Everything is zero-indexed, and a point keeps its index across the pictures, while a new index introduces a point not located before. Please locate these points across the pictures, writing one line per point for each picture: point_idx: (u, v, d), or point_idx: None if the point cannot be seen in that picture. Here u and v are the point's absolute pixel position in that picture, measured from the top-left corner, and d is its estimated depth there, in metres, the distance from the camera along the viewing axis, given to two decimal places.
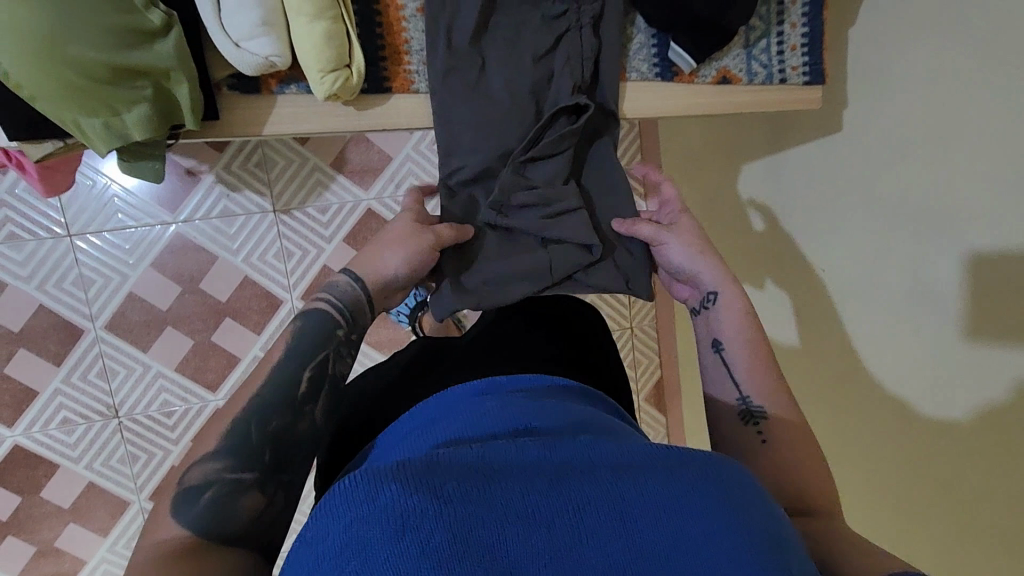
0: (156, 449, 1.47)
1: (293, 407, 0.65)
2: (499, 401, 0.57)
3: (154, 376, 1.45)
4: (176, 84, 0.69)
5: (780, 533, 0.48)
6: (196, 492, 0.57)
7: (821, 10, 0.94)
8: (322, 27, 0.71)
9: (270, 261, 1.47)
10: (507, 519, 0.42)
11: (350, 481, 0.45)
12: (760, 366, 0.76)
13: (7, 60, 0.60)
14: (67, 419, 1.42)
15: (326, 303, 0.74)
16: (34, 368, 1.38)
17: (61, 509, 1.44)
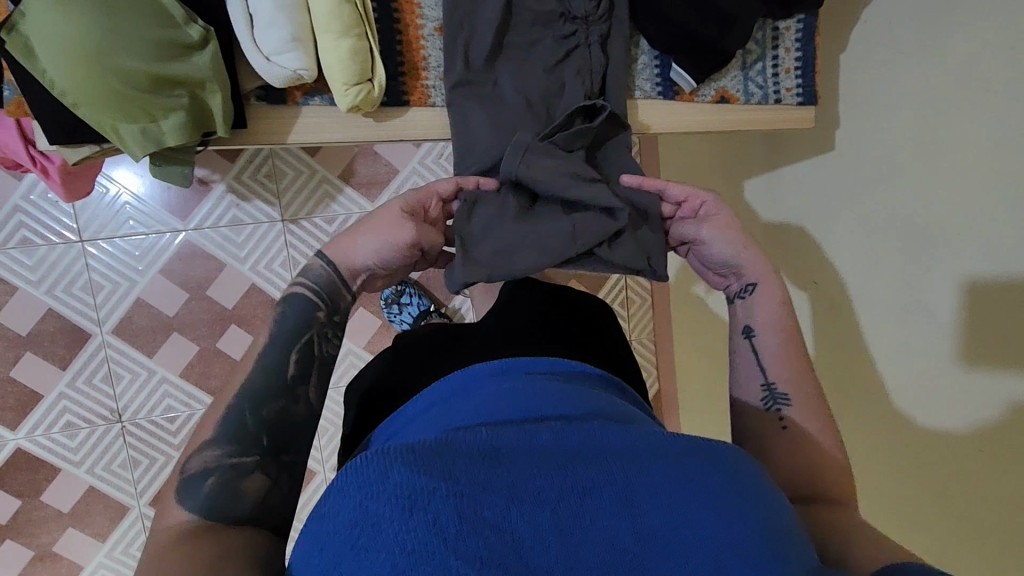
0: (157, 454, 1.48)
1: (284, 391, 0.67)
2: (512, 386, 0.59)
3: (158, 381, 1.46)
4: (211, 93, 0.72)
5: (775, 522, 0.50)
6: (198, 479, 0.60)
7: (814, 36, 0.99)
8: (347, 44, 0.75)
9: (277, 269, 1.49)
10: (514, 500, 0.45)
11: (362, 460, 0.47)
12: (790, 355, 0.77)
13: (56, 69, 0.64)
14: (71, 423, 1.43)
15: (303, 287, 0.73)
16: (40, 371, 1.40)
17: (61, 513, 1.45)
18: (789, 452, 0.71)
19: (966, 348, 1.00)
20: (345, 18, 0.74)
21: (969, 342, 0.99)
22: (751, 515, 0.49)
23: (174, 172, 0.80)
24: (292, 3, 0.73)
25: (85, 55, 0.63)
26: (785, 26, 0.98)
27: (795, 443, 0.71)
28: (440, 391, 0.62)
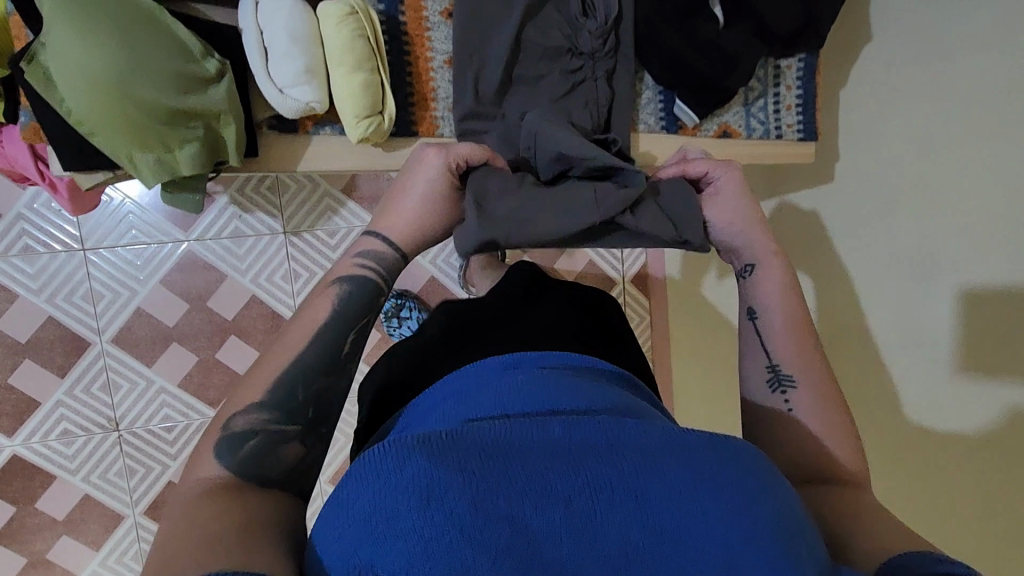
0: (153, 463, 1.48)
1: (337, 364, 0.67)
2: (525, 380, 0.62)
3: (157, 390, 1.47)
4: (226, 125, 0.74)
5: (789, 514, 0.51)
6: (242, 439, 0.61)
7: (813, 75, 1.02)
8: (361, 77, 0.77)
9: (277, 282, 1.51)
10: (528, 493, 0.47)
11: (379, 450, 0.49)
12: (793, 333, 0.79)
13: (74, 99, 0.65)
14: (68, 430, 1.43)
15: (364, 267, 0.72)
16: (38, 379, 1.40)
17: (55, 521, 1.44)
18: (798, 433, 0.73)
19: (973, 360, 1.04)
20: (359, 53, 0.76)
21: (969, 350, 1.06)
22: (766, 508, 0.50)
23: (186, 199, 0.82)
24: (307, 37, 0.75)
25: (106, 89, 0.65)
26: (787, 65, 1.01)
27: (801, 446, 0.72)
28: (455, 383, 0.65)
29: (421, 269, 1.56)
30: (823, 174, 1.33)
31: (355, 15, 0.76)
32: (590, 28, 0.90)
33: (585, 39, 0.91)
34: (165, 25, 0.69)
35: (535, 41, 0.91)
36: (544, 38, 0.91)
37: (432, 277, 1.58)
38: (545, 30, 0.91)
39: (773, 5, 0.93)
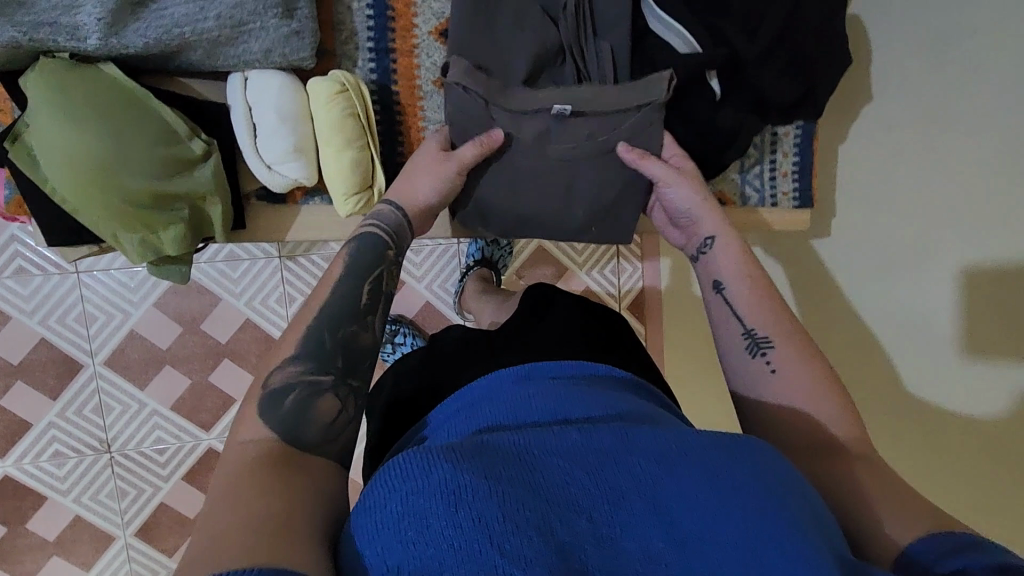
0: (145, 485, 1.48)
1: (358, 316, 0.70)
2: (537, 391, 0.65)
3: (149, 413, 1.46)
4: (211, 204, 0.77)
5: (798, 510, 0.53)
6: (281, 393, 0.63)
7: (811, 143, 1.00)
8: (349, 155, 0.78)
9: (271, 304, 1.49)
10: (551, 501, 0.49)
11: (406, 461, 0.52)
12: (759, 296, 0.76)
13: (62, 185, 0.69)
14: (59, 452, 1.43)
15: (370, 226, 0.75)
16: (31, 401, 1.40)
17: (46, 541, 1.45)
18: (788, 396, 0.71)
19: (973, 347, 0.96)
20: (348, 133, 0.78)
21: (971, 335, 0.97)
22: (786, 514, 0.51)
23: (172, 271, 0.79)
24: (298, 114, 0.77)
25: (88, 174, 0.68)
26: (785, 131, 0.98)
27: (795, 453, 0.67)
28: (468, 396, 0.68)
29: (416, 293, 1.56)
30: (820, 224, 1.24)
31: (346, 92, 0.77)
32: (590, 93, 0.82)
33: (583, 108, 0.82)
34: (152, 108, 0.72)
35: (524, 107, 0.82)
36: (535, 103, 0.82)
37: (428, 301, 1.56)
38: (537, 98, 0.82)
39: (774, 83, 0.87)
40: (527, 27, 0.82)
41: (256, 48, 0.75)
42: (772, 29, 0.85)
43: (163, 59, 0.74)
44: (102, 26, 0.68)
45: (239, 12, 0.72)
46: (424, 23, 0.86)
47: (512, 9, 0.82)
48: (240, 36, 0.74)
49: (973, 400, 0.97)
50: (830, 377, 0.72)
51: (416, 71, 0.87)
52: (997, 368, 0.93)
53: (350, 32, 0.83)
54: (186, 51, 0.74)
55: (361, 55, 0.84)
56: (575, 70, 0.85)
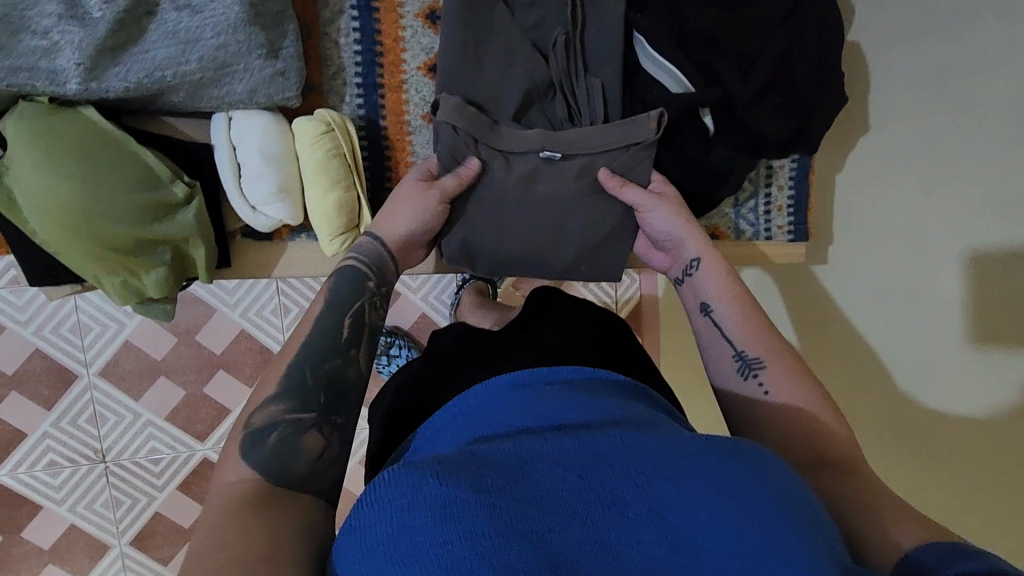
0: (140, 495, 1.48)
1: (339, 350, 0.67)
2: (531, 396, 0.60)
3: (144, 424, 1.46)
4: (193, 247, 0.76)
5: (800, 521, 0.49)
6: (262, 433, 0.60)
7: (807, 175, 0.99)
8: (334, 198, 0.78)
9: (266, 315, 1.48)
10: (544, 511, 0.46)
11: (394, 476, 0.49)
12: (747, 318, 0.74)
13: (43, 230, 0.69)
14: (54, 461, 1.43)
15: (351, 260, 0.73)
16: (25, 411, 1.39)
17: (41, 549, 1.45)
18: (783, 416, 0.67)
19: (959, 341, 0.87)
20: (332, 174, 0.77)
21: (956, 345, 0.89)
22: (786, 520, 0.48)
23: (155, 309, 0.78)
24: (284, 156, 0.76)
25: (68, 221, 0.68)
26: (779, 166, 0.98)
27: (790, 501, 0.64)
28: (462, 403, 0.63)
29: (412, 305, 1.54)
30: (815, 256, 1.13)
31: (332, 132, 0.77)
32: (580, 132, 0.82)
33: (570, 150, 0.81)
34: (134, 153, 0.71)
35: (510, 148, 0.81)
36: (522, 144, 0.81)
37: (424, 313, 1.55)
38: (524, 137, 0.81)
39: (768, 119, 0.86)
40: (517, 62, 0.81)
41: (241, 89, 0.73)
42: (765, 68, 0.84)
43: (145, 101, 0.73)
44: (82, 70, 0.67)
45: (223, 54, 0.70)
46: (412, 58, 0.85)
47: (502, 44, 0.80)
48: (223, 77, 0.72)
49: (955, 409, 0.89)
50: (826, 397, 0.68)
51: (405, 106, 0.86)
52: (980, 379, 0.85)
53: (338, 68, 0.83)
54: (168, 92, 0.72)
55: (349, 91, 0.84)
56: (566, 105, 0.82)
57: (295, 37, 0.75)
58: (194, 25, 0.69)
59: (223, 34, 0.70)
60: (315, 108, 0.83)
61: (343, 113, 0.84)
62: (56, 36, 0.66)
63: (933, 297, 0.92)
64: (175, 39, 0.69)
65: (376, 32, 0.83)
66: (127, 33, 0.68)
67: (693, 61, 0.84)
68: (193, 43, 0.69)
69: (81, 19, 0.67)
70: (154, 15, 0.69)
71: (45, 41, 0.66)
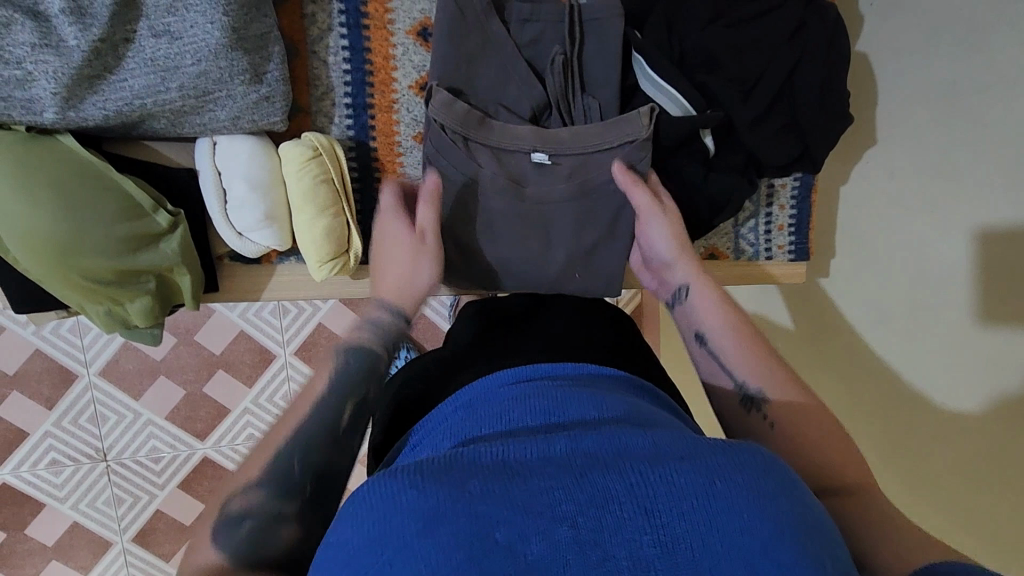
0: (141, 493, 1.39)
1: (334, 441, 0.62)
2: (530, 392, 0.56)
3: (144, 423, 1.35)
4: (179, 275, 0.76)
5: (813, 536, 0.43)
6: (236, 521, 0.56)
7: (809, 195, 0.96)
8: (322, 222, 0.77)
9: (265, 317, 1.34)
10: (528, 514, 0.41)
11: (374, 481, 0.44)
12: (743, 345, 0.69)
13: (23, 259, 0.68)
14: (56, 460, 1.32)
15: (357, 339, 0.67)
16: (26, 410, 1.27)
17: (45, 546, 1.36)
18: (785, 445, 0.62)
19: (958, 325, 0.87)
20: (321, 200, 0.76)
21: (963, 368, 0.86)
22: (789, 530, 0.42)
23: (142, 333, 0.78)
24: (269, 181, 0.75)
25: (47, 254, 0.66)
26: (780, 185, 0.96)
27: None
28: (464, 396, 0.59)
29: None
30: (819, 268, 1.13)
31: (319, 157, 0.76)
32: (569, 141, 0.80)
33: (558, 154, 0.80)
34: (114, 182, 0.69)
35: (501, 143, 0.79)
36: (513, 142, 0.79)
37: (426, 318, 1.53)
38: (514, 137, 0.79)
39: (768, 141, 0.84)
40: (512, 79, 0.80)
41: (224, 116, 0.72)
42: (769, 88, 0.81)
43: (125, 128, 0.72)
44: (58, 100, 0.66)
45: (204, 81, 0.69)
46: (404, 76, 0.83)
47: (495, 63, 0.79)
48: (205, 104, 0.71)
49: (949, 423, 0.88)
50: (830, 425, 0.63)
51: (396, 127, 0.85)
52: (982, 394, 0.83)
53: (326, 88, 0.81)
54: (149, 119, 0.71)
55: (338, 111, 0.82)
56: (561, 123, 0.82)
57: (280, 59, 0.73)
58: (173, 52, 0.67)
59: (204, 61, 0.68)
60: (303, 130, 0.81)
61: (332, 134, 0.83)
62: (30, 65, 0.64)
63: (938, 312, 0.90)
64: (154, 67, 0.67)
65: (367, 50, 0.81)
66: (103, 62, 0.66)
67: (692, 81, 0.82)
68: (173, 71, 0.68)
69: (55, 47, 0.64)
70: (131, 42, 0.67)
71: (20, 70, 0.64)
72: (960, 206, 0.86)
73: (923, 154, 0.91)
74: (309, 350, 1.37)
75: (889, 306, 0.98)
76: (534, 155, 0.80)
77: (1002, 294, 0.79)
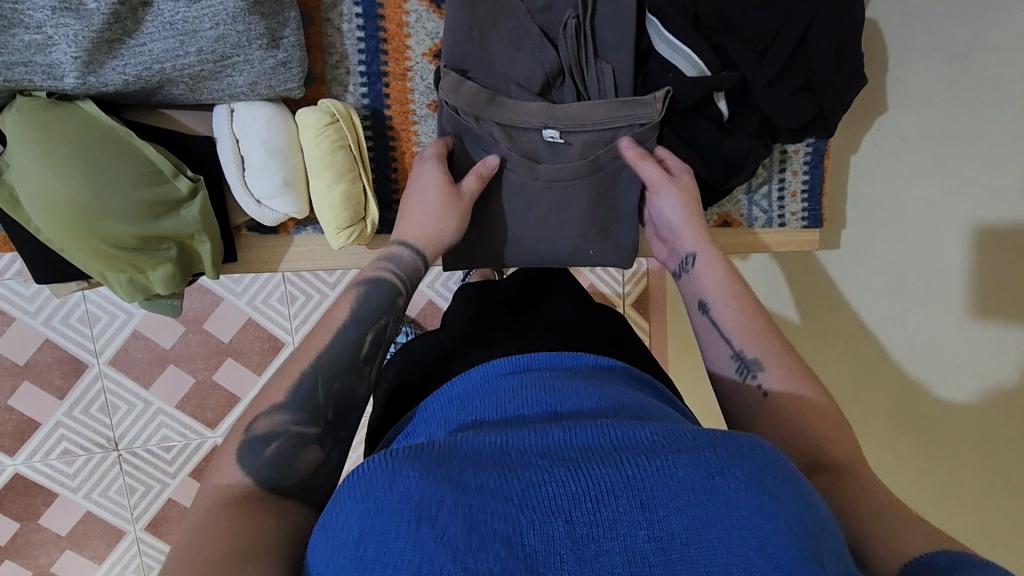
0: (153, 483, 1.29)
1: (356, 369, 0.61)
2: (525, 382, 0.53)
3: (155, 412, 1.26)
4: (199, 242, 0.76)
5: (812, 521, 0.41)
6: (262, 441, 0.55)
7: (822, 160, 0.97)
8: (340, 189, 0.78)
9: (274, 304, 1.26)
10: (524, 507, 0.39)
11: (368, 466, 0.42)
12: (743, 312, 0.70)
13: (47, 228, 0.69)
14: (68, 450, 1.23)
15: (388, 273, 0.68)
16: (36, 400, 1.19)
17: (58, 536, 1.27)
18: (766, 422, 0.62)
19: (969, 288, 0.87)
20: (338, 166, 0.77)
21: (979, 326, 0.85)
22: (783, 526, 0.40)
23: (163, 304, 0.80)
24: (287, 148, 0.76)
25: (73, 220, 0.67)
26: (794, 150, 0.96)
27: None
28: (459, 386, 0.56)
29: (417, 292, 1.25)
30: (830, 239, 1.12)
31: (336, 123, 0.77)
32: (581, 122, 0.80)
33: (568, 135, 0.80)
34: (135, 147, 0.70)
35: (512, 121, 0.79)
36: (524, 119, 0.79)
37: (431, 302, 1.25)
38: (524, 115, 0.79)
39: (782, 103, 0.84)
40: (524, 46, 0.80)
41: (242, 81, 0.72)
42: (784, 49, 0.81)
43: (144, 94, 0.72)
44: (79, 64, 0.66)
45: (222, 46, 0.69)
46: (418, 44, 0.83)
47: (508, 29, 0.79)
48: (223, 69, 0.71)
49: (967, 384, 0.88)
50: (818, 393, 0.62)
51: (410, 95, 0.85)
52: (1000, 354, 0.82)
53: (341, 56, 0.81)
54: (168, 85, 0.71)
55: (352, 79, 0.83)
56: (575, 92, 0.82)
57: (296, 25, 0.73)
58: (191, 15, 0.67)
59: (222, 25, 0.68)
60: (318, 98, 0.82)
61: (347, 102, 0.83)
62: (50, 30, 0.64)
63: (954, 273, 0.89)
64: (173, 31, 0.68)
65: (380, 17, 0.81)
66: (122, 25, 0.66)
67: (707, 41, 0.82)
68: (191, 35, 0.68)
69: (75, 11, 0.65)
70: (150, 6, 0.67)
71: (39, 35, 0.65)
72: (958, 195, 0.88)
73: (935, 123, 0.91)
74: None
75: (901, 272, 0.98)
76: (544, 132, 0.80)
77: (998, 284, 0.82)
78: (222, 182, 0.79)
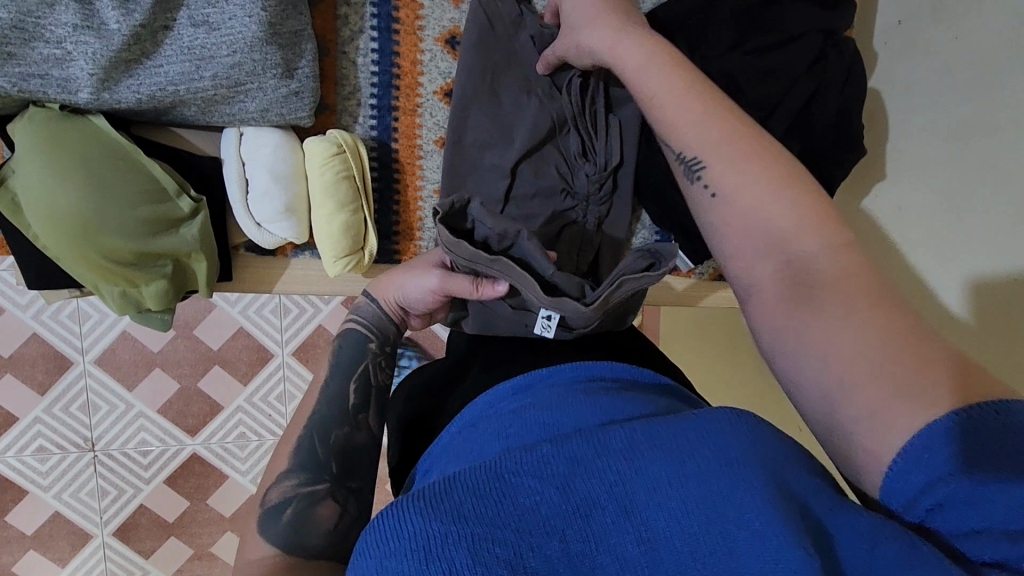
0: (126, 487, 1.27)
1: (348, 418, 0.61)
2: (527, 402, 0.51)
3: (136, 415, 1.24)
4: (195, 260, 0.77)
5: (822, 515, 0.39)
6: (277, 510, 0.54)
7: None
8: (341, 219, 0.79)
9: (266, 316, 1.26)
10: (522, 531, 0.38)
11: (380, 518, 0.41)
12: (683, 98, 0.59)
13: (46, 238, 0.69)
14: (44, 448, 1.21)
15: (350, 323, 0.67)
16: (16, 394, 1.18)
17: (23, 535, 1.24)
18: (726, 223, 0.55)
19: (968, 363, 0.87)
20: (341, 197, 0.78)
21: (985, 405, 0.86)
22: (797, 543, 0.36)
23: (152, 318, 0.79)
24: (291, 174, 0.77)
25: (71, 232, 0.67)
26: None
27: None
28: (467, 414, 0.55)
29: None
30: None
31: (343, 154, 0.78)
32: (586, 171, 0.84)
33: (568, 312, 0.60)
34: (141, 165, 0.71)
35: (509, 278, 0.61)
36: (521, 285, 0.61)
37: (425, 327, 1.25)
38: (515, 278, 0.61)
39: None
40: (532, 93, 0.82)
41: (253, 107, 0.74)
42: (785, 118, 0.83)
43: (156, 112, 0.73)
44: (94, 82, 0.67)
45: (236, 73, 0.70)
46: (429, 82, 0.85)
47: (519, 75, 0.81)
48: (235, 95, 0.72)
49: None
50: (755, 148, 0.55)
51: (418, 131, 0.86)
52: None
53: (353, 88, 0.82)
54: (181, 106, 0.72)
55: (363, 111, 0.84)
56: (580, 141, 0.84)
57: (312, 56, 0.75)
58: (210, 42, 0.69)
59: (239, 53, 0.69)
60: (326, 128, 0.83)
61: (356, 133, 0.84)
62: (70, 46, 0.65)
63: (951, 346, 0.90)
64: (190, 55, 0.69)
65: (395, 54, 0.83)
66: (141, 46, 0.68)
67: None
68: (207, 60, 0.69)
69: (96, 29, 0.66)
70: (170, 30, 0.68)
71: (59, 49, 0.65)
72: (953, 256, 0.89)
73: (930, 198, 0.93)
74: (309, 350, 1.28)
75: None
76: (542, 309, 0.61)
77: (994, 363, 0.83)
78: (225, 202, 0.80)
